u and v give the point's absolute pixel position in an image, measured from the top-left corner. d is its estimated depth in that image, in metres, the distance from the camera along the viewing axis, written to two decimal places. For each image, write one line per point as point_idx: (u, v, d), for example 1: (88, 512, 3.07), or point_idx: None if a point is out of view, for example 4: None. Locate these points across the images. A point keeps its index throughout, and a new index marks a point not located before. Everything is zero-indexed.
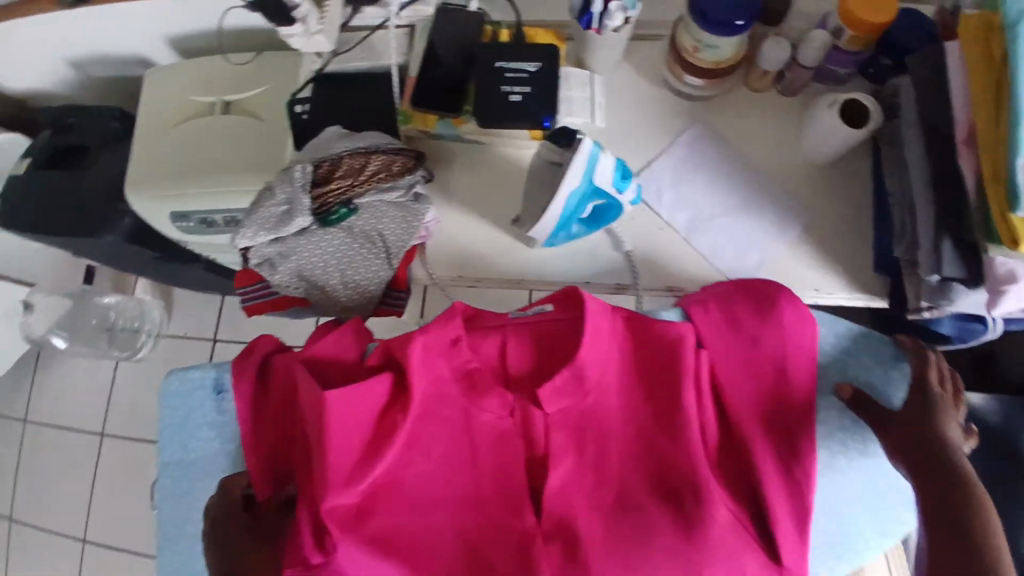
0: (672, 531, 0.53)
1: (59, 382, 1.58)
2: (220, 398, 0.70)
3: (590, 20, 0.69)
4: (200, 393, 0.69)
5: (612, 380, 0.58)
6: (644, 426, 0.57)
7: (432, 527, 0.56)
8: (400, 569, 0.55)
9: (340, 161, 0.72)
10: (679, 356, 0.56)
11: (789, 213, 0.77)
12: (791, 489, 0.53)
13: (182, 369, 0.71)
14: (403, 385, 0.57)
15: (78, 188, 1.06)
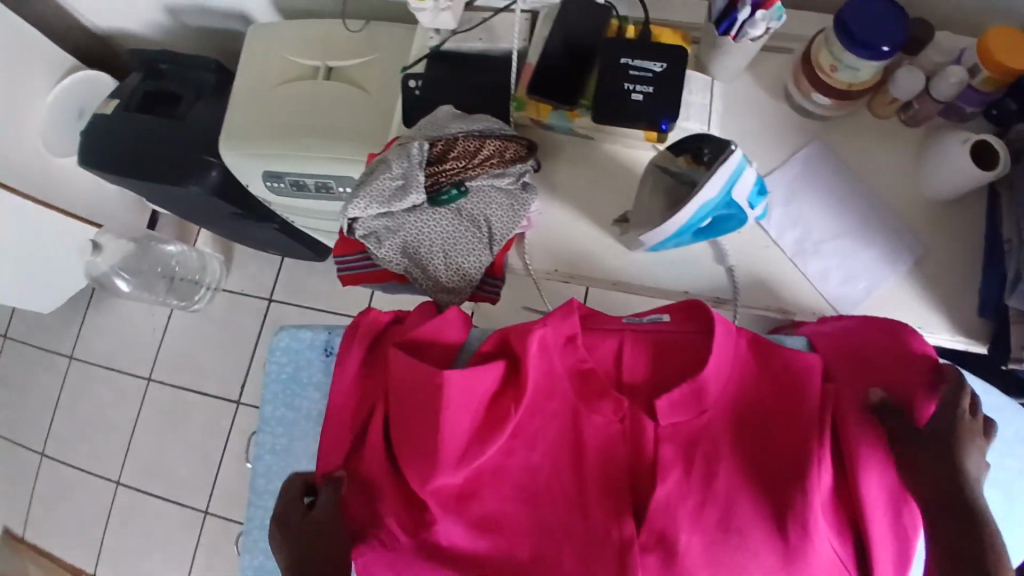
0: (776, 562, 0.53)
1: (111, 322, 1.61)
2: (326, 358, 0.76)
3: (730, 27, 0.69)
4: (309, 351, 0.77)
5: (728, 400, 0.59)
6: (760, 452, 0.57)
7: (528, 517, 0.60)
8: (493, 550, 0.59)
9: (454, 141, 0.69)
10: (802, 386, 0.57)
11: (899, 246, 0.75)
12: (890, 528, 0.54)
13: (294, 329, 0.78)
14: (515, 374, 0.61)
15: (167, 135, 1.06)
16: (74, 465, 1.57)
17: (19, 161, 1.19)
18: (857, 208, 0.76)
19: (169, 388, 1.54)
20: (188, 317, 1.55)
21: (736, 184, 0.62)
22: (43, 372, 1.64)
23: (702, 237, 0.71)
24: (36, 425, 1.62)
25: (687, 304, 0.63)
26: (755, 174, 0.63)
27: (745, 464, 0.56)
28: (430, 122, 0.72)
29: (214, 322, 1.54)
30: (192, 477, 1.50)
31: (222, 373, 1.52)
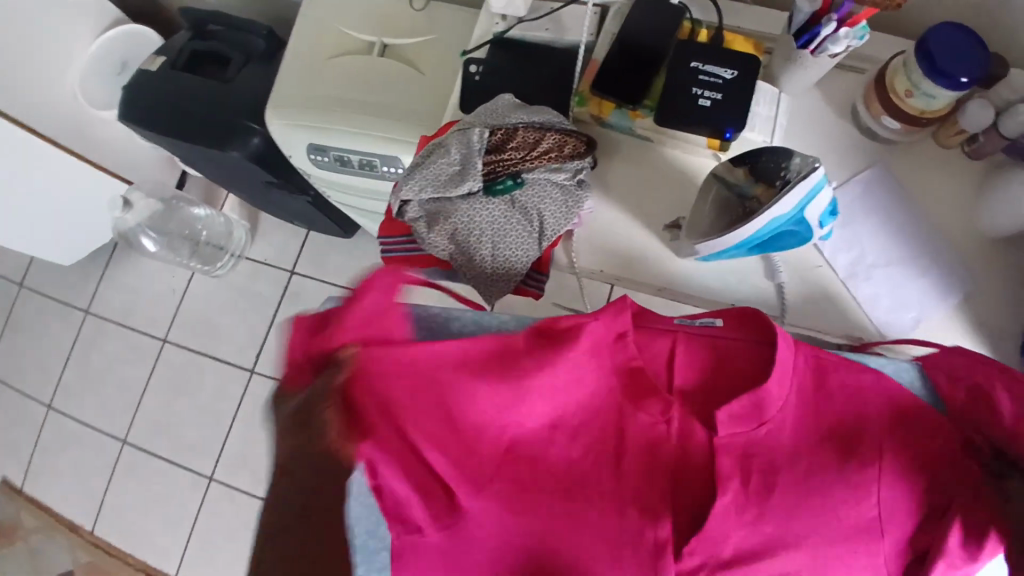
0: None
1: (131, 279, 1.60)
2: None
3: (810, 41, 0.67)
4: None
5: (788, 415, 0.56)
6: (815, 469, 0.54)
7: (553, 523, 0.54)
8: (510, 559, 0.53)
9: (514, 131, 0.69)
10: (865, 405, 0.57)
11: (954, 279, 0.73)
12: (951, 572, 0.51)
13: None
14: None
15: (211, 97, 1.05)
16: (83, 418, 1.57)
17: (58, 108, 1.18)
18: (915, 236, 0.74)
19: (183, 351, 1.54)
20: (208, 282, 1.55)
21: (811, 203, 0.62)
22: (59, 324, 1.64)
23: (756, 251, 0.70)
24: (48, 375, 1.62)
25: (744, 312, 0.62)
26: (829, 196, 0.64)
27: (804, 481, 0.54)
28: (490, 109, 0.71)
29: (234, 289, 1.53)
30: (198, 442, 1.49)
31: (237, 340, 1.51)
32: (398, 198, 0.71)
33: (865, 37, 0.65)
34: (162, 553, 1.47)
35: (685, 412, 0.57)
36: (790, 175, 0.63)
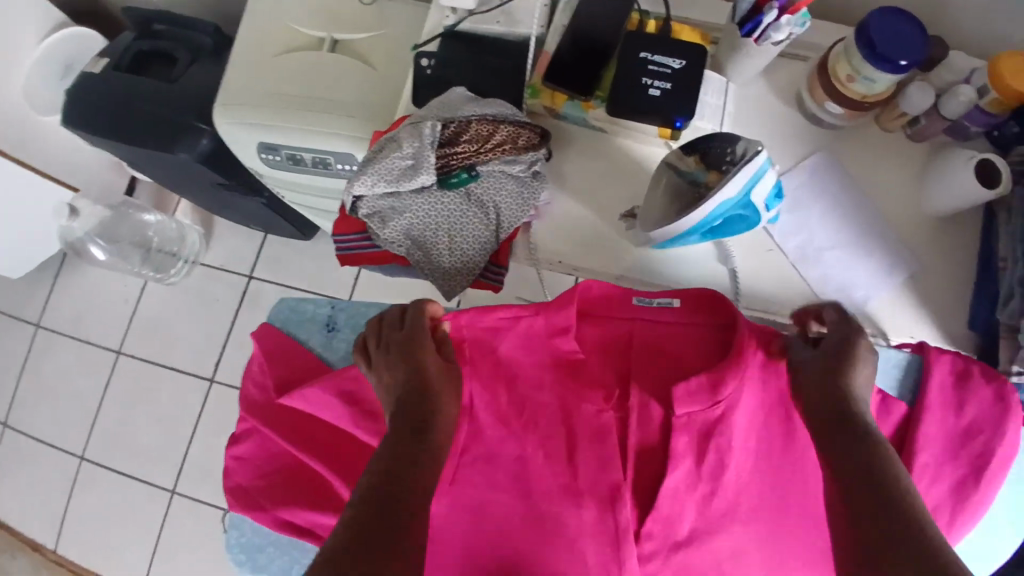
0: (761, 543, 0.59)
1: (81, 289, 1.54)
2: (330, 335, 0.68)
3: (754, 29, 0.69)
4: (311, 326, 0.68)
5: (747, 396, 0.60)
6: (768, 446, 0.60)
7: (517, 504, 0.59)
8: (485, 539, 0.60)
9: (467, 124, 0.67)
10: None
11: (897, 258, 0.76)
12: None
13: (295, 300, 0.70)
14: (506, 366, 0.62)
15: (157, 97, 1.01)
16: (34, 436, 1.50)
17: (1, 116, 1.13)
18: (859, 219, 0.77)
19: (139, 362, 1.48)
20: (163, 289, 1.49)
21: (757, 185, 0.64)
22: (6, 338, 1.56)
23: (709, 237, 0.72)
24: None
25: (699, 293, 0.64)
26: (774, 179, 0.66)
27: (754, 456, 0.60)
28: (443, 102, 0.70)
29: (191, 296, 1.48)
30: (158, 455, 1.44)
31: (195, 349, 1.46)
32: (350, 194, 0.69)
33: (807, 24, 0.67)
34: (123, 572, 1.42)
35: (641, 396, 0.60)
36: (738, 160, 0.64)
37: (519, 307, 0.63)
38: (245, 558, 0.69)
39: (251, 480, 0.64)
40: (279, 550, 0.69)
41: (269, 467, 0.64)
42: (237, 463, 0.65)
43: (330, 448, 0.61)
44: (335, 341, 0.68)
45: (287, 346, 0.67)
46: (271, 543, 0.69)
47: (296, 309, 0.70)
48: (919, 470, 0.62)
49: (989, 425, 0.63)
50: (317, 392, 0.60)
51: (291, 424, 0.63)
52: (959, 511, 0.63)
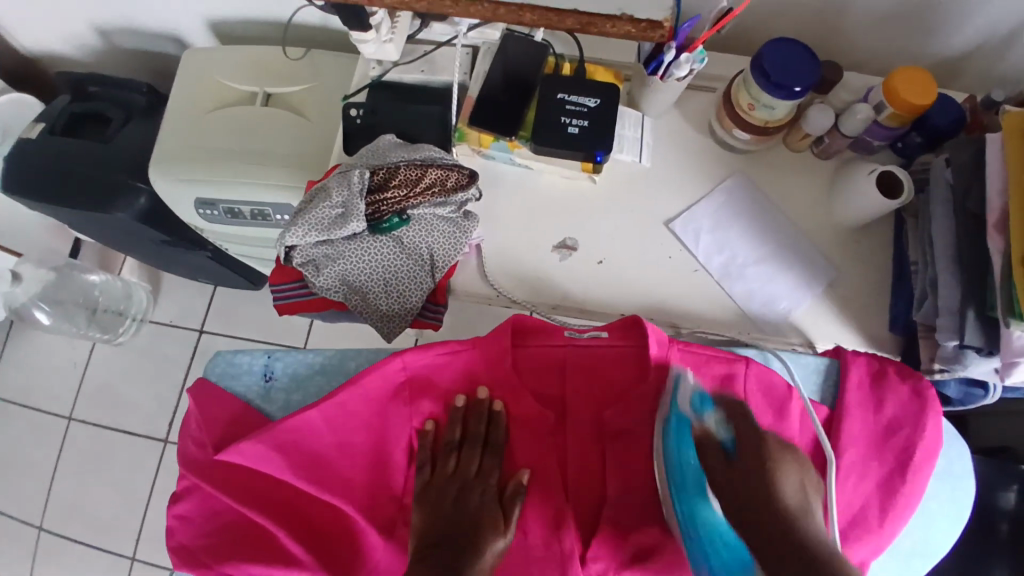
0: None
1: (27, 355, 1.49)
2: (267, 385, 0.68)
3: (657, 68, 0.74)
4: (248, 378, 0.68)
5: None
6: None
7: None
8: None
9: (396, 169, 0.70)
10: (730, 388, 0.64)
11: (814, 269, 0.80)
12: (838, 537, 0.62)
13: (230, 354, 0.69)
14: (444, 402, 0.63)
15: (95, 158, 1.01)
16: None
17: None
18: (773, 233, 0.81)
19: (91, 426, 1.44)
20: (112, 349, 1.46)
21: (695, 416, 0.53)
22: None
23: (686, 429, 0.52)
24: None
25: (627, 320, 0.65)
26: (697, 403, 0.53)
27: None
28: (373, 150, 0.73)
29: (141, 355, 1.45)
30: (117, 521, 1.39)
31: (150, 407, 1.43)
32: (282, 244, 0.70)
33: (704, 61, 0.73)
34: None
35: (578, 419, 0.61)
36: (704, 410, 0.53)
37: (457, 342, 0.64)
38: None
39: (195, 539, 0.63)
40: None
41: (214, 526, 0.63)
42: (182, 522, 0.63)
43: (272, 503, 0.61)
44: (273, 392, 0.68)
45: (224, 400, 0.67)
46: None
47: (230, 363, 0.69)
48: (845, 469, 0.64)
49: (910, 421, 0.65)
50: (256, 445, 0.60)
51: (230, 477, 0.63)
52: (891, 506, 0.63)
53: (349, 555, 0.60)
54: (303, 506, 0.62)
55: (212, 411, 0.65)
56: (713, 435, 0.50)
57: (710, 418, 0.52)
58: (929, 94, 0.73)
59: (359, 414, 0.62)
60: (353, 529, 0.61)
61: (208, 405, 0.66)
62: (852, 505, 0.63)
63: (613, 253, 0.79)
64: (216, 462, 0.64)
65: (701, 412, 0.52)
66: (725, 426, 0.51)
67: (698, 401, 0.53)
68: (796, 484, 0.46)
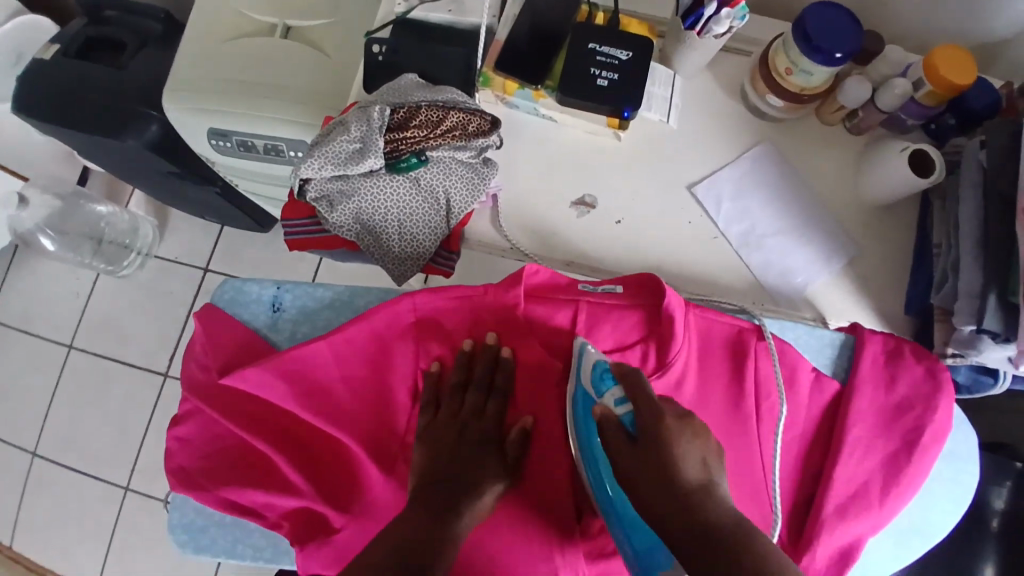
0: None
1: (30, 281, 1.49)
2: (275, 316, 0.66)
3: (696, 22, 0.71)
4: (256, 306, 0.66)
5: (688, 361, 0.62)
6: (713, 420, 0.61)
7: None
8: None
9: (417, 109, 0.68)
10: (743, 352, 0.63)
11: (835, 246, 0.79)
12: (839, 511, 0.62)
13: (239, 281, 0.67)
14: (452, 344, 0.63)
15: (106, 82, 0.99)
16: None
17: None
18: (796, 205, 0.80)
19: (91, 357, 1.44)
20: (115, 282, 1.45)
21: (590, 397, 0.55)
22: None
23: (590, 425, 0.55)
24: None
25: (642, 278, 0.64)
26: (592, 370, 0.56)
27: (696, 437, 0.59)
28: (394, 89, 0.70)
29: (144, 290, 1.45)
30: (113, 452, 1.40)
31: (151, 343, 1.43)
32: (296, 177, 0.68)
33: (746, 18, 0.70)
34: (77, 571, 1.38)
35: None
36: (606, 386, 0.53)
37: (470, 287, 0.63)
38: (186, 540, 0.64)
39: (193, 461, 0.63)
40: (222, 531, 0.63)
41: (213, 450, 0.63)
42: (181, 443, 0.63)
43: (276, 431, 0.61)
44: (281, 322, 0.66)
45: (229, 325, 0.65)
46: (216, 524, 0.63)
47: (241, 290, 0.67)
48: (851, 445, 0.63)
49: (921, 401, 0.65)
50: (260, 372, 0.60)
51: (233, 402, 0.62)
52: (893, 484, 0.63)
53: (346, 486, 0.60)
54: (305, 437, 0.61)
55: (215, 335, 0.64)
56: (614, 416, 0.51)
57: (608, 391, 0.53)
58: (970, 75, 0.71)
59: (366, 351, 0.62)
60: (353, 462, 0.60)
61: (212, 327, 0.65)
62: (855, 480, 0.63)
63: (631, 212, 0.77)
64: (219, 387, 0.63)
65: (601, 389, 0.54)
66: (623, 397, 0.52)
67: (598, 375, 0.55)
68: (696, 457, 0.48)
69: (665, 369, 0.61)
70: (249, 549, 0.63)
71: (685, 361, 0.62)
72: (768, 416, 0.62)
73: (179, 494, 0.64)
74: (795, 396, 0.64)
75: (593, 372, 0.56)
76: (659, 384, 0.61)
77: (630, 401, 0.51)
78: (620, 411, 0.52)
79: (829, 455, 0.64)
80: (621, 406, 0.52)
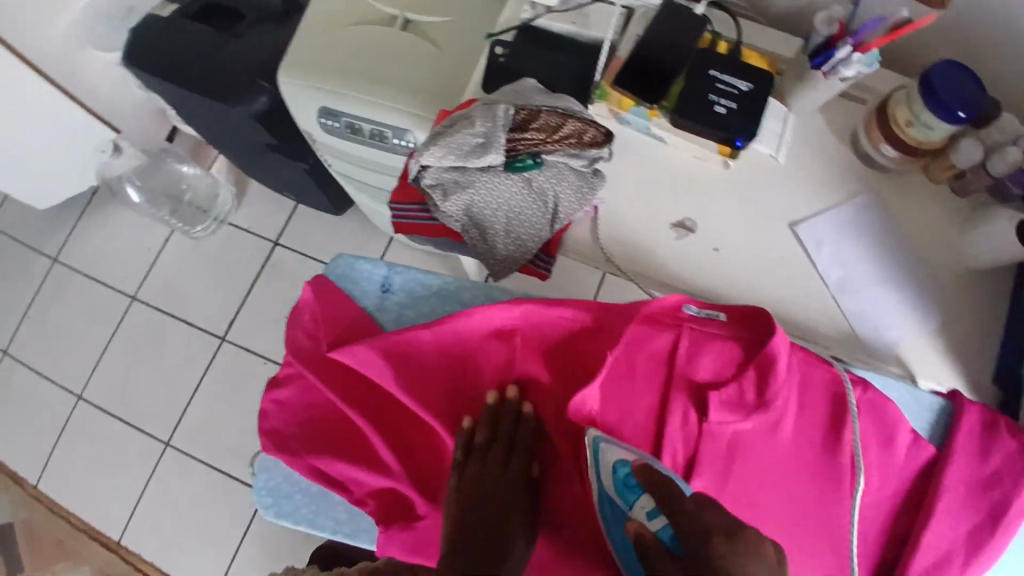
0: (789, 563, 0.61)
1: (104, 230, 1.54)
2: (384, 296, 0.71)
3: (824, 63, 0.72)
4: (367, 284, 0.71)
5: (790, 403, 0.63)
6: (809, 467, 0.62)
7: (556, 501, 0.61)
8: None
9: (538, 113, 0.70)
10: (843, 404, 0.64)
11: (930, 304, 0.78)
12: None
13: (353, 259, 0.73)
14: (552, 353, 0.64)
15: (221, 49, 1.03)
16: (34, 372, 1.50)
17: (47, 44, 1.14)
18: (897, 258, 0.79)
19: (151, 310, 1.48)
20: (186, 242, 1.50)
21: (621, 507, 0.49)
22: (22, 271, 1.57)
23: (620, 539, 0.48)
24: (3, 322, 1.54)
25: (748, 312, 0.65)
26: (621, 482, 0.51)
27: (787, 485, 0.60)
28: (515, 91, 0.72)
29: (212, 254, 1.49)
30: (158, 406, 1.44)
31: (210, 305, 1.46)
32: (416, 163, 0.71)
33: (875, 65, 0.71)
34: (108, 518, 1.41)
35: (683, 403, 0.62)
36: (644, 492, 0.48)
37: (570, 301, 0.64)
38: (270, 502, 0.72)
39: (288, 426, 0.68)
40: (307, 499, 0.72)
41: (307, 417, 0.68)
42: (277, 407, 0.69)
43: (373, 408, 0.65)
44: (388, 303, 0.71)
45: (339, 298, 0.70)
46: (301, 491, 0.72)
47: (353, 266, 0.72)
48: (939, 510, 0.63)
49: (1013, 477, 0.64)
50: (369, 350, 0.64)
51: (333, 374, 0.67)
52: (974, 554, 0.63)
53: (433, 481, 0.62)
54: (402, 422, 0.65)
55: (325, 306, 0.69)
56: (649, 532, 0.44)
57: (638, 505, 0.47)
58: None
59: (465, 349, 0.64)
60: (442, 457, 0.63)
61: (323, 299, 0.70)
62: (940, 545, 0.63)
63: (732, 241, 0.78)
64: (324, 358, 0.68)
65: (631, 500, 0.49)
66: (656, 510, 0.46)
67: (623, 485, 0.51)
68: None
69: (765, 407, 0.62)
70: (329, 521, 0.71)
71: (786, 403, 0.62)
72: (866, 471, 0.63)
73: (271, 460, 0.73)
74: (891, 456, 0.65)
75: (615, 481, 0.52)
76: (759, 422, 0.61)
77: (666, 515, 0.45)
78: (654, 524, 0.45)
79: (917, 514, 0.64)
80: (657, 520, 0.45)
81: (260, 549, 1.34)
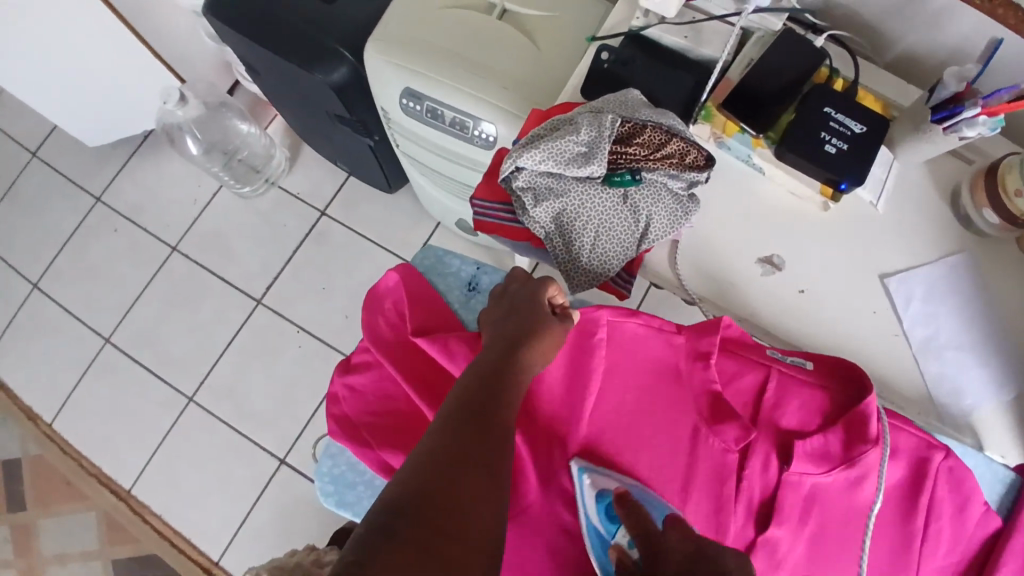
0: None
1: (152, 176, 1.53)
2: (470, 293, 0.81)
3: (947, 117, 0.68)
4: (456, 281, 0.81)
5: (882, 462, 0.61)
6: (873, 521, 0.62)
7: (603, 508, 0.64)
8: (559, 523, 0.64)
9: (642, 128, 0.67)
10: (924, 465, 0.62)
11: (1015, 380, 0.74)
12: None
13: (443, 254, 0.83)
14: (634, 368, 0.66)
15: (306, 11, 1.00)
16: (65, 309, 1.49)
17: None
18: (988, 325, 0.75)
19: (191, 264, 1.47)
20: (234, 199, 1.49)
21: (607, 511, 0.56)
22: (63, 206, 1.55)
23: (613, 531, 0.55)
24: (37, 255, 1.53)
25: (836, 360, 0.63)
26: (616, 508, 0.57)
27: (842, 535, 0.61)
28: (620, 100, 0.69)
29: (259, 215, 1.48)
30: (184, 360, 1.43)
31: (250, 267, 1.45)
32: (512, 165, 0.68)
33: (997, 129, 0.68)
34: (122, 465, 1.41)
35: (766, 447, 0.61)
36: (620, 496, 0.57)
37: (664, 321, 0.66)
38: (332, 489, 0.77)
39: (359, 414, 0.73)
40: (369, 490, 0.77)
41: (381, 408, 0.73)
42: (350, 393, 0.75)
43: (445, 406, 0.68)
44: (473, 300, 0.80)
45: (427, 290, 0.78)
46: (363, 482, 0.77)
47: (441, 260, 0.82)
48: None
49: None
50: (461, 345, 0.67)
51: (410, 362, 0.71)
52: None
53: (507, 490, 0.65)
54: None
55: (412, 296, 0.76)
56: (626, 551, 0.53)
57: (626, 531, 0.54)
58: None
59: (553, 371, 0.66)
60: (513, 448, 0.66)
61: (409, 291, 0.77)
62: None
63: (817, 284, 0.76)
64: (404, 351, 0.72)
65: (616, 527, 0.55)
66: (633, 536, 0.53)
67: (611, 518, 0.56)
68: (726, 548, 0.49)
69: (851, 465, 0.60)
70: None
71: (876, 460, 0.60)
72: (929, 537, 0.62)
73: (337, 446, 0.78)
74: (961, 525, 0.62)
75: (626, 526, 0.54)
76: (840, 478, 0.60)
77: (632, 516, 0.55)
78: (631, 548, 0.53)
79: None
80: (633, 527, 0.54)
81: (270, 516, 1.33)
